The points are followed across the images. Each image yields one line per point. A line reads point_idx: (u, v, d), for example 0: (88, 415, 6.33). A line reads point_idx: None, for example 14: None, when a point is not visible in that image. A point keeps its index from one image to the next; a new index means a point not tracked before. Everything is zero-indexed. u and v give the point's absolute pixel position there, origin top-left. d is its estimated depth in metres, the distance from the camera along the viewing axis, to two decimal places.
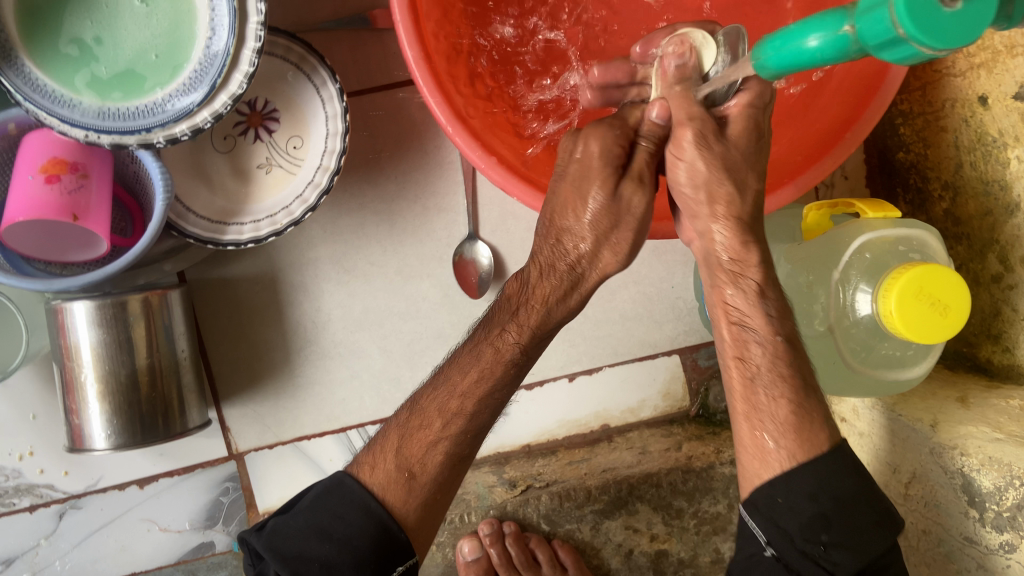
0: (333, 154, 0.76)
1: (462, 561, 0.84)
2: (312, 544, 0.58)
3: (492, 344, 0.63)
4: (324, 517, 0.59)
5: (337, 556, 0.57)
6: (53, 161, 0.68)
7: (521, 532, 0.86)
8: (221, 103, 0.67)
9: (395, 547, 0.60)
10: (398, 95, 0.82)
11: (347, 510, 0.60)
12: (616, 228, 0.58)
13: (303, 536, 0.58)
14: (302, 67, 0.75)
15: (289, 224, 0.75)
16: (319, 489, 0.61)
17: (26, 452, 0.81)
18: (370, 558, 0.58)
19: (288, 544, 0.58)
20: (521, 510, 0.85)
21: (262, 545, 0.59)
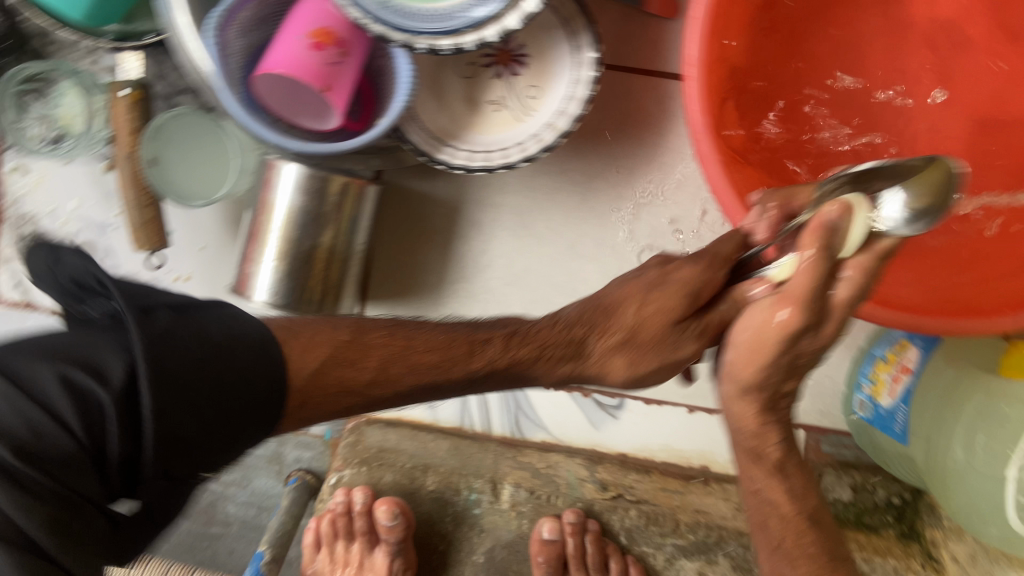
0: (565, 117, 0.75)
1: (537, 538, 0.88)
2: (190, 352, 0.47)
3: (467, 344, 0.63)
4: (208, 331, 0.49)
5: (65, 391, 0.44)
6: (324, 29, 0.70)
7: (602, 534, 0.89)
8: (491, 34, 0.68)
9: (263, 413, 0.52)
10: (640, 81, 0.82)
11: (248, 343, 0.52)
12: (648, 350, 0.62)
13: (191, 358, 0.47)
14: (569, 25, 0.74)
15: (502, 165, 0.75)
16: (252, 319, 0.54)
17: (184, 276, 0.86)
18: (234, 408, 0.50)
19: (157, 345, 0.46)
20: (606, 514, 0.89)
21: (139, 347, 0.45)
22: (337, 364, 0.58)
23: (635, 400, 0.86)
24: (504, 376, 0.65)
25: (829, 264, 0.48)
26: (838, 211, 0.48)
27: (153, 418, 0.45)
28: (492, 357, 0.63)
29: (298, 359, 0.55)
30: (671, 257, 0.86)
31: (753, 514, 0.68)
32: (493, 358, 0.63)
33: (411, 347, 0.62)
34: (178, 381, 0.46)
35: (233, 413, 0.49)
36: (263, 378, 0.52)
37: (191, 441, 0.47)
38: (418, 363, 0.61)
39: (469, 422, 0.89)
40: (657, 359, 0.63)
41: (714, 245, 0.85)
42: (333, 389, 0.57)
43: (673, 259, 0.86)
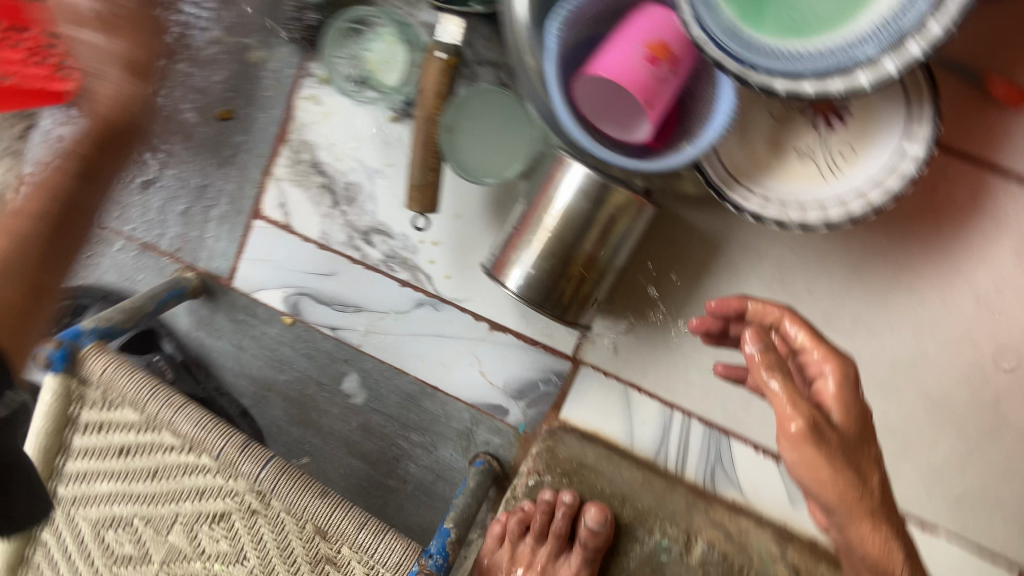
0: (882, 189, 0.68)
1: None
2: None
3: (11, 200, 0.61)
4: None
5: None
6: (663, 44, 0.67)
7: None
8: (859, 80, 0.57)
9: None
10: (955, 166, 0.76)
11: None
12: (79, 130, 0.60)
13: None
14: (910, 91, 0.68)
15: (797, 223, 0.70)
16: None
17: (432, 240, 0.88)
18: None
19: None
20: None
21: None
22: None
23: None
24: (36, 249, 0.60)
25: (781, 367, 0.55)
26: (752, 340, 0.55)
27: None
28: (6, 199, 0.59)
29: None
30: (930, 357, 0.80)
31: None
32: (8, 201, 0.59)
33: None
34: None
35: None
36: None
37: None
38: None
39: (664, 458, 0.87)
40: (849, 473, 0.56)
41: (981, 356, 0.79)
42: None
43: (932, 358, 0.80)
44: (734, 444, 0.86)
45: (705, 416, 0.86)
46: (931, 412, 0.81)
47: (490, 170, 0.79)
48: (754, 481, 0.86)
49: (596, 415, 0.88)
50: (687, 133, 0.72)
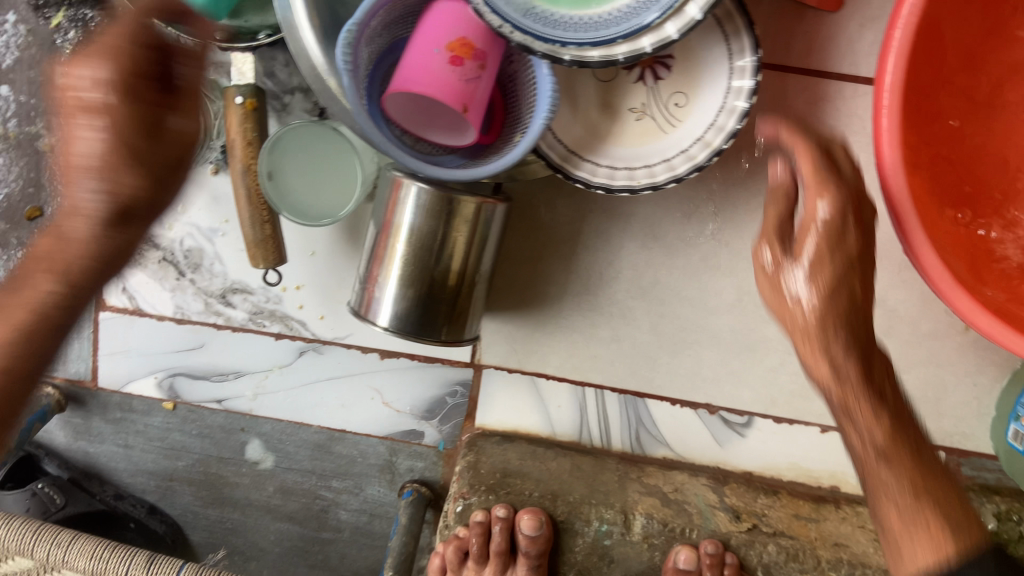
0: (720, 132, 0.68)
1: (671, 566, 0.78)
2: None
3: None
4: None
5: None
6: (462, 42, 0.63)
7: (738, 567, 0.79)
8: (644, 44, 0.63)
9: None
10: (790, 82, 0.75)
11: None
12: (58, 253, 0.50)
13: None
14: (723, 24, 0.67)
15: (649, 186, 0.69)
16: None
17: (294, 285, 0.82)
18: None
19: None
20: (743, 549, 0.79)
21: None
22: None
23: (764, 418, 0.84)
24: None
25: (820, 148, 0.52)
26: (783, 166, 0.54)
27: None
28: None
29: None
30: None
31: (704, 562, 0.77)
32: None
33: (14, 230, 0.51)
34: None
35: None
36: None
37: None
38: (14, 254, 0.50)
39: (587, 435, 0.86)
40: (835, 333, 0.52)
41: None
42: None
43: None
44: (651, 403, 0.85)
45: (616, 385, 0.85)
46: None
47: (328, 208, 0.74)
48: (679, 434, 0.85)
49: (510, 414, 0.86)
50: (516, 122, 0.68)
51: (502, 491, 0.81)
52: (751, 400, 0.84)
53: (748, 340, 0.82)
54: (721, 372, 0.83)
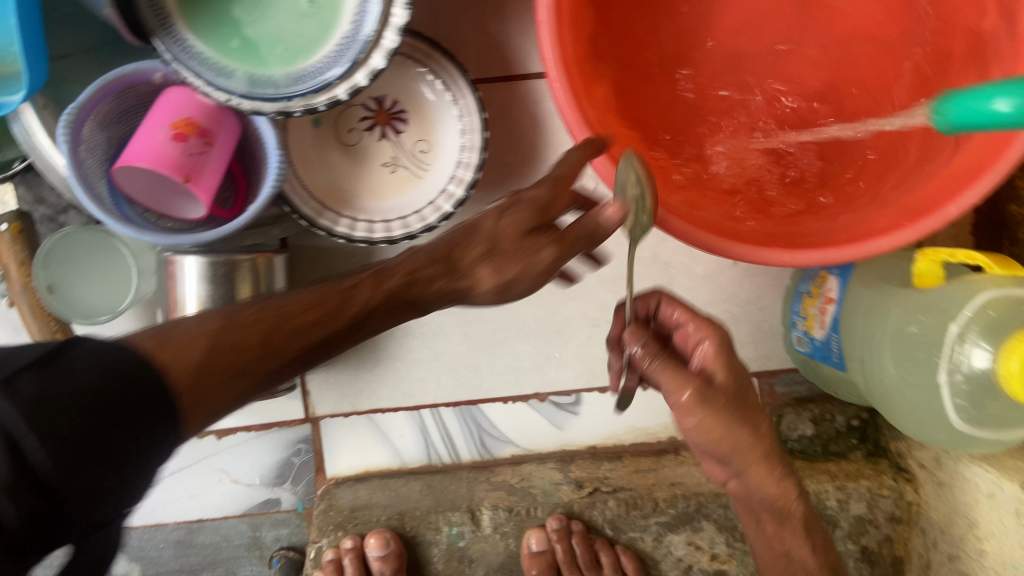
0: (468, 167, 0.78)
1: (527, 554, 0.84)
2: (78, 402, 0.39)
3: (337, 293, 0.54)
4: (106, 362, 0.41)
5: (102, 392, 0.40)
6: (186, 121, 0.69)
7: (587, 532, 0.86)
8: (361, 79, 0.69)
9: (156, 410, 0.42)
10: (517, 88, 0.83)
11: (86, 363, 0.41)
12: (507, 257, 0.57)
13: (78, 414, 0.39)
14: (434, 68, 0.78)
15: (422, 228, 0.77)
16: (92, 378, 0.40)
17: None
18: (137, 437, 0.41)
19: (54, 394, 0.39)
20: (587, 513, 0.85)
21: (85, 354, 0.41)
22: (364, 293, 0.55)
23: (590, 391, 0.90)
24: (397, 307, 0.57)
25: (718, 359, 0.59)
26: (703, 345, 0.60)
27: (122, 444, 0.40)
28: (365, 298, 0.55)
29: None
30: None
31: (551, 535, 0.84)
32: (366, 298, 0.55)
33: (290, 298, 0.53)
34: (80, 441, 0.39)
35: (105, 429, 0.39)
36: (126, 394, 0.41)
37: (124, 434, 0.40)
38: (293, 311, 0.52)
39: (436, 456, 0.89)
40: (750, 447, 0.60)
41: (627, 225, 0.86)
42: (292, 334, 0.51)
43: None
44: (485, 407, 0.89)
45: (448, 399, 0.88)
46: (616, 290, 0.88)
47: (109, 306, 0.77)
48: (519, 429, 0.90)
49: (357, 457, 0.89)
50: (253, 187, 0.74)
51: (350, 523, 0.86)
52: (572, 378, 0.89)
53: (553, 323, 0.88)
54: (538, 359, 0.88)
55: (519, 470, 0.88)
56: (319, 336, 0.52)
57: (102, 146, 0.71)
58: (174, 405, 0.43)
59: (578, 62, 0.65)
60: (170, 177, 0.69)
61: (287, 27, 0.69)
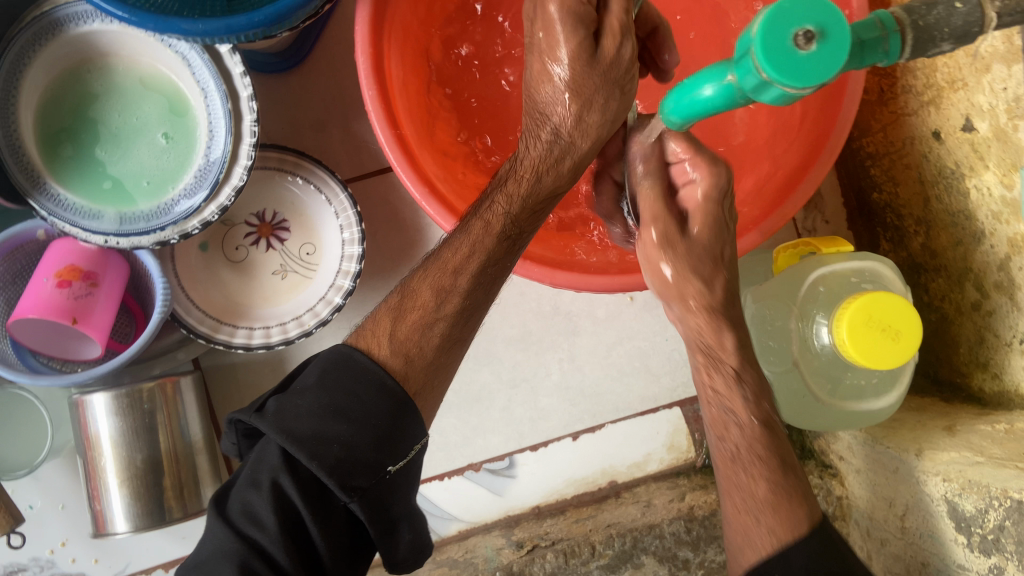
0: (351, 258, 0.83)
1: None
2: (329, 422, 0.57)
3: (480, 219, 0.64)
4: (340, 408, 0.58)
5: (357, 434, 0.57)
6: (69, 268, 0.74)
7: None
8: (226, 196, 0.73)
9: (406, 427, 0.60)
10: (391, 177, 0.89)
11: (360, 387, 0.60)
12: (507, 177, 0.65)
13: (318, 416, 0.58)
14: (298, 172, 0.84)
15: (316, 323, 0.81)
16: (280, 432, 0.56)
17: (60, 543, 0.85)
18: (385, 434, 0.59)
19: (301, 425, 0.57)
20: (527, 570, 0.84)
21: (270, 425, 0.57)
22: (404, 319, 0.64)
23: (522, 452, 0.91)
24: (532, 215, 0.66)
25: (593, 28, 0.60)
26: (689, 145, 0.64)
27: (341, 454, 0.56)
28: (505, 211, 0.64)
29: (398, 334, 0.63)
30: (489, 314, 0.90)
31: None
32: (507, 212, 0.64)
33: (443, 256, 0.65)
34: (338, 458, 0.56)
35: (347, 432, 0.57)
36: (370, 404, 0.59)
37: (365, 464, 0.57)
38: (456, 268, 0.64)
39: None
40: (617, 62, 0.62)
41: (521, 284, 0.90)
42: (421, 337, 0.63)
43: (491, 314, 0.90)
44: (422, 487, 0.89)
45: None
46: (525, 348, 0.90)
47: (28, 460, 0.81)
48: (460, 503, 0.90)
49: None
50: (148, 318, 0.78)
51: None
52: (502, 442, 0.91)
53: (471, 391, 0.90)
54: (465, 431, 0.90)
55: (465, 545, 0.89)
56: (437, 330, 0.64)
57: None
58: (413, 404, 0.61)
59: (411, 134, 0.73)
60: (59, 322, 0.73)
61: (150, 163, 0.75)
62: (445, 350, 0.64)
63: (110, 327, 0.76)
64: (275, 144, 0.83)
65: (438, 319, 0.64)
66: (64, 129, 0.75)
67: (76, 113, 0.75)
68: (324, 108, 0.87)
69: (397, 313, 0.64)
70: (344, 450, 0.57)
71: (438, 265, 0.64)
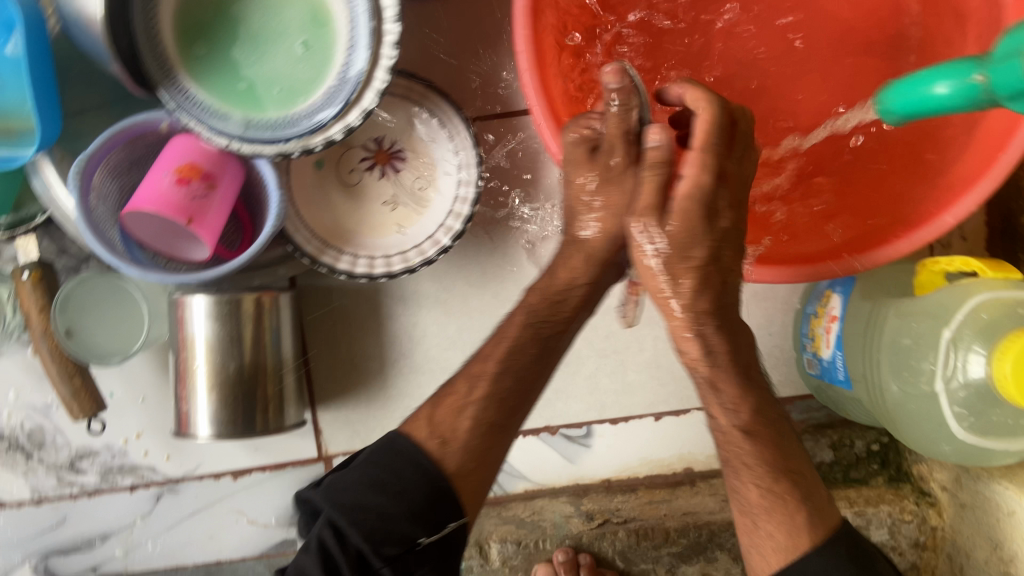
0: (465, 201, 0.80)
1: None
2: (372, 495, 0.62)
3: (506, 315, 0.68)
4: (380, 482, 0.62)
5: (394, 507, 0.61)
6: (189, 165, 0.72)
7: (595, 565, 0.87)
8: (354, 118, 0.71)
9: (448, 503, 0.62)
10: (515, 122, 0.85)
11: (401, 465, 0.62)
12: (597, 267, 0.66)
13: (361, 488, 0.62)
14: (424, 104, 0.81)
15: (422, 262, 0.79)
16: (320, 496, 0.64)
17: (134, 435, 0.87)
18: (425, 510, 0.61)
19: (347, 495, 0.62)
20: (596, 543, 0.87)
21: (321, 493, 0.64)
22: (442, 404, 0.65)
23: (601, 423, 0.88)
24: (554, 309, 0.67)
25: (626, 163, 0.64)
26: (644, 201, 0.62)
27: (377, 523, 0.61)
28: (542, 311, 0.67)
29: (437, 419, 0.64)
30: None
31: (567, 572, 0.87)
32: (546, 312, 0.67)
33: (485, 350, 0.67)
34: (372, 527, 0.61)
35: (382, 506, 0.61)
36: (413, 481, 0.62)
37: (400, 534, 0.61)
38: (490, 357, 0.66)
39: None
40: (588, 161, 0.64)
41: None
42: (455, 420, 0.64)
43: None
44: None
45: None
46: None
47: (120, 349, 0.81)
48: (531, 463, 0.89)
49: None
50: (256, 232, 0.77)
51: None
52: (582, 410, 0.88)
53: None
54: (547, 393, 0.88)
55: (530, 505, 0.89)
56: (469, 414, 0.64)
57: (115, 194, 0.75)
58: (452, 488, 0.62)
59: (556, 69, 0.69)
60: (174, 219, 0.72)
61: (283, 72, 0.73)
62: (480, 432, 0.64)
63: (221, 232, 0.75)
64: (405, 71, 0.80)
65: (470, 402, 0.65)
66: (203, 24, 0.73)
67: (215, 9, 0.73)
68: (457, 40, 0.84)
69: (436, 400, 0.66)
70: (380, 524, 0.61)
71: (479, 359, 0.66)
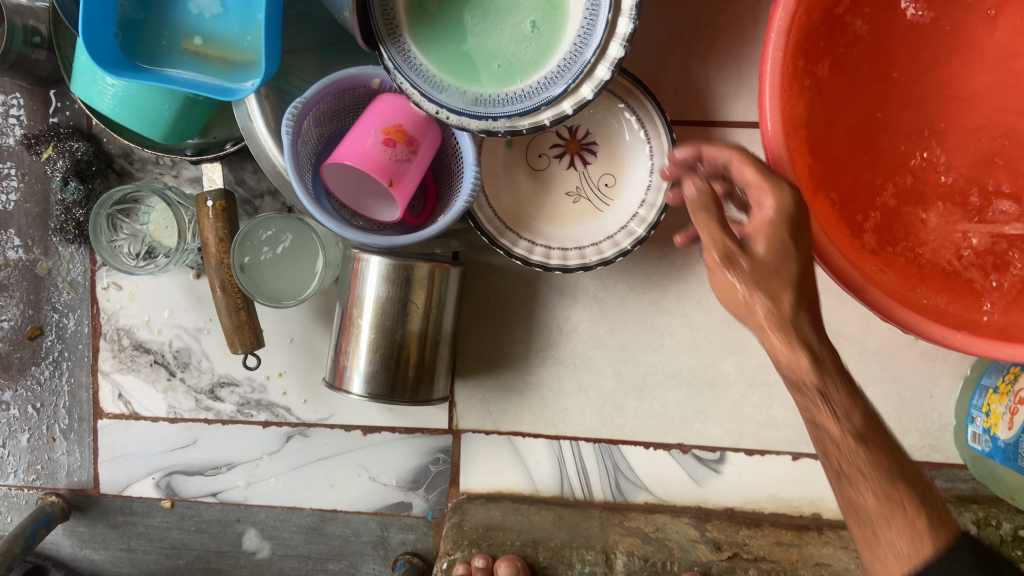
0: (651, 208, 0.78)
1: None
2: None
3: None
4: None
5: None
6: (397, 127, 0.72)
7: None
8: (566, 107, 0.70)
9: None
10: (711, 134, 0.82)
11: None
12: None
13: None
14: (628, 101, 0.78)
15: (599, 262, 0.77)
16: None
17: (276, 373, 0.88)
18: None
19: None
20: None
21: None
22: None
23: (736, 452, 0.87)
24: None
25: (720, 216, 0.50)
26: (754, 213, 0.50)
27: None
28: None
29: None
30: None
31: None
32: None
33: None
34: None
35: None
36: None
37: None
38: None
39: (569, 488, 0.88)
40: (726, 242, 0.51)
41: None
42: None
43: None
44: (626, 448, 0.88)
45: (590, 435, 0.88)
46: None
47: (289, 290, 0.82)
48: (657, 477, 0.88)
49: (494, 476, 0.89)
50: (443, 204, 0.77)
51: (482, 542, 0.83)
52: (720, 435, 0.87)
53: (708, 376, 0.86)
54: (686, 411, 0.87)
55: (652, 520, 0.86)
56: None
57: (313, 141, 0.75)
58: None
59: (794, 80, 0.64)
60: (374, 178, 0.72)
61: (505, 48, 0.72)
62: None
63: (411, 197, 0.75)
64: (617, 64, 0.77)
65: None
66: None
67: None
68: (671, 40, 0.81)
69: None
70: None
71: None
